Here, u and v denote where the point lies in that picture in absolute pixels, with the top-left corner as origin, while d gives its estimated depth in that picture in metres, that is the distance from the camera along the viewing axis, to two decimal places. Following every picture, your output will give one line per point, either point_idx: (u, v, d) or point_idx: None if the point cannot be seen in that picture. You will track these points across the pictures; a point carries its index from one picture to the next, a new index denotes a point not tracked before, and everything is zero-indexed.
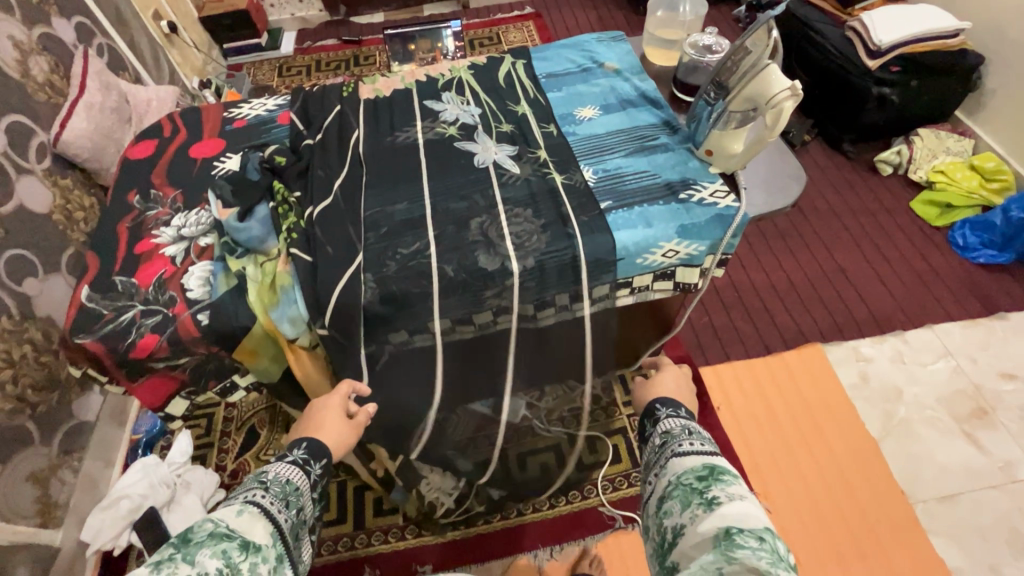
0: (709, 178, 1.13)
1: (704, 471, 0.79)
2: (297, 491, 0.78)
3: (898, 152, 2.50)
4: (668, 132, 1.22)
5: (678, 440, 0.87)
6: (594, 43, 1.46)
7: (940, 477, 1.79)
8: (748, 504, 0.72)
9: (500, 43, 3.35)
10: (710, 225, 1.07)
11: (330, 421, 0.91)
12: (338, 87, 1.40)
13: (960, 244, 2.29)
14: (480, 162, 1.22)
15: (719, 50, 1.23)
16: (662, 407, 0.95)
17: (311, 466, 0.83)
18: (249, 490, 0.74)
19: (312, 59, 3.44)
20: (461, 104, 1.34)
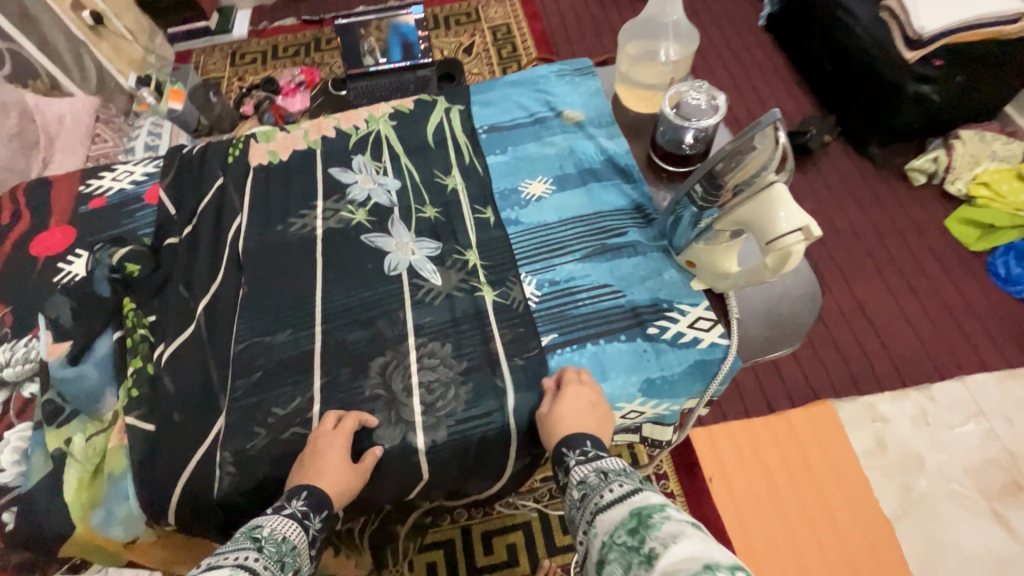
0: (690, 298, 0.84)
1: (633, 522, 0.54)
2: (296, 551, 0.65)
3: (934, 159, 1.99)
4: (639, 224, 0.92)
5: (598, 489, 0.62)
6: (552, 78, 1.13)
7: (966, 568, 1.43)
8: (692, 544, 0.48)
9: (477, 21, 2.91)
10: (686, 376, 0.79)
11: (332, 459, 0.73)
12: (224, 148, 1.10)
13: (1001, 275, 1.84)
14: (392, 267, 0.93)
15: (715, 112, 0.91)
16: (569, 449, 0.70)
17: (311, 521, 0.70)
18: (238, 549, 0.60)
19: (269, 43, 2.58)
20: (374, 174, 1.04)
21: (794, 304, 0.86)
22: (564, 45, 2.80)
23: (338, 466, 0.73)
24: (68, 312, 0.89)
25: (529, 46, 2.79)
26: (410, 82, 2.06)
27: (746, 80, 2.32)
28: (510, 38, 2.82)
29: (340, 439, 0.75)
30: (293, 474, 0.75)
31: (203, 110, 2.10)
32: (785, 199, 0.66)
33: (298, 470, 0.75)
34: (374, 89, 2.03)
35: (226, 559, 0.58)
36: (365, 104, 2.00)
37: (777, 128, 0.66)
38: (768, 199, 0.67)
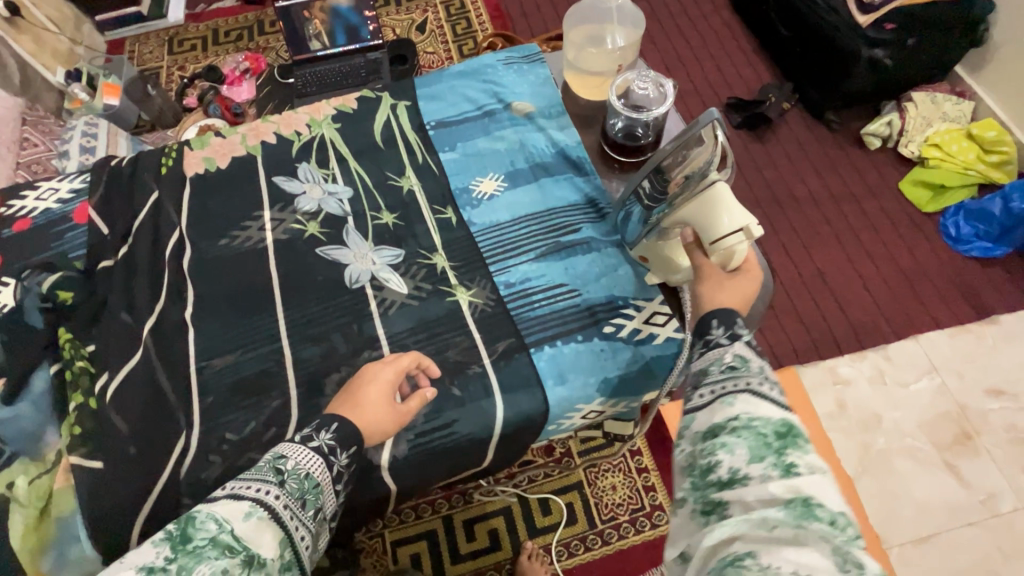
0: (645, 294, 0.84)
1: (783, 426, 0.50)
2: (320, 488, 0.64)
3: (889, 123, 2.02)
4: (593, 219, 0.91)
5: (752, 374, 0.55)
6: (499, 67, 1.09)
7: (918, 513, 1.53)
8: (829, 486, 0.47)
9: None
10: (644, 375, 0.80)
11: (371, 398, 0.72)
12: (156, 157, 1.03)
13: (952, 235, 1.90)
14: (352, 279, 0.90)
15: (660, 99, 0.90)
16: (740, 324, 0.61)
17: (337, 456, 0.66)
18: (259, 481, 0.60)
19: (209, 27, 2.37)
20: (320, 181, 0.99)
21: None
22: (521, 19, 2.71)
23: (381, 396, 0.72)
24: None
25: (484, 21, 2.69)
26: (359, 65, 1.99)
27: (704, 49, 2.29)
28: (465, 13, 2.72)
29: (388, 370, 0.75)
30: (330, 406, 0.72)
31: (143, 106, 1.94)
32: (729, 199, 0.66)
33: (336, 400, 0.73)
34: (322, 76, 1.96)
35: (245, 492, 0.58)
36: (315, 92, 1.95)
37: (714, 125, 0.66)
38: (711, 196, 0.67)
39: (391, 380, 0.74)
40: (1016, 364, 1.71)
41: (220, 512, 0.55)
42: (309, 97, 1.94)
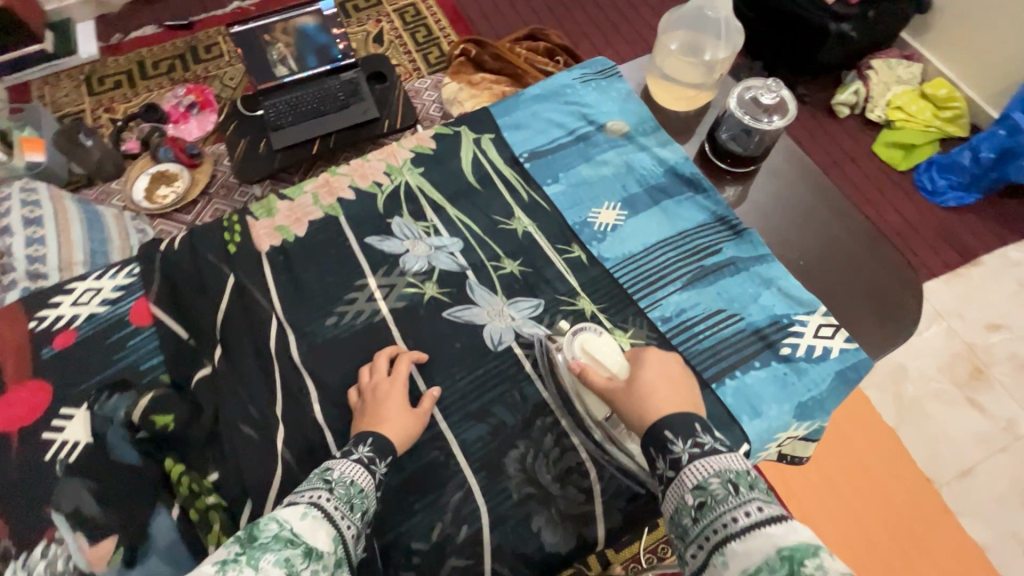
0: (805, 307, 0.83)
1: (783, 568, 0.46)
2: (364, 493, 0.60)
3: (856, 90, 1.93)
4: (729, 237, 0.88)
5: (725, 506, 0.52)
6: (577, 85, 1.02)
7: (957, 448, 1.46)
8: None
9: (380, 4, 2.26)
10: (834, 392, 0.78)
11: (394, 408, 0.71)
12: (216, 234, 0.89)
13: (928, 188, 1.82)
14: (495, 341, 0.82)
15: (779, 110, 0.87)
16: (674, 435, 0.59)
17: (377, 466, 0.64)
18: (310, 488, 0.57)
19: (132, 59, 1.90)
20: (422, 236, 0.90)
21: (890, 288, 0.87)
22: (480, 21, 2.24)
23: (399, 406, 0.71)
24: (92, 493, 0.68)
25: (445, 27, 2.21)
26: (334, 88, 1.67)
27: None
28: (421, 20, 2.22)
29: (390, 379, 0.74)
30: (353, 425, 0.70)
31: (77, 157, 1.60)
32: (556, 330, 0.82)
33: (355, 423, 0.71)
34: (295, 104, 1.64)
35: (300, 496, 0.55)
36: (291, 124, 1.63)
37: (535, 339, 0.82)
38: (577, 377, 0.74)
39: (400, 389, 0.73)
40: (1007, 295, 1.67)
41: (277, 515, 0.51)
42: (288, 130, 1.63)
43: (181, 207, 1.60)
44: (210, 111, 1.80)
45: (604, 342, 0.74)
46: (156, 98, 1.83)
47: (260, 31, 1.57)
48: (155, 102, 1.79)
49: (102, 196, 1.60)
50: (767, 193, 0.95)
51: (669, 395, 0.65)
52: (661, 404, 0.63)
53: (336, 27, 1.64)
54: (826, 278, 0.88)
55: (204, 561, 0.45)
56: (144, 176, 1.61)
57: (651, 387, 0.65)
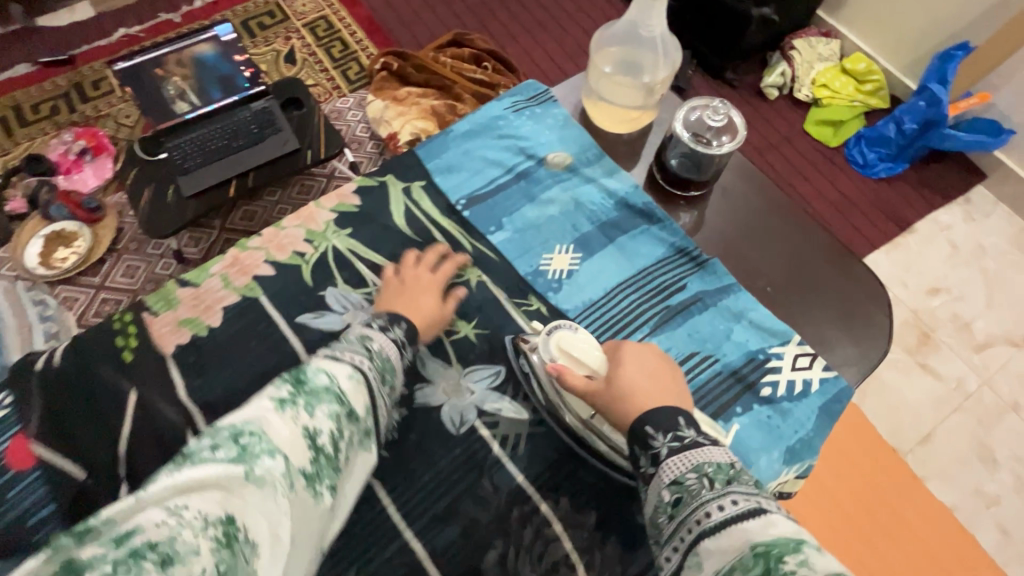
0: (780, 338, 0.78)
1: (757, 565, 0.44)
2: (395, 370, 0.62)
3: (783, 72, 1.86)
4: (692, 269, 0.82)
5: (700, 501, 0.51)
6: (510, 115, 0.93)
7: (918, 414, 1.47)
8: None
9: (286, 19, 1.97)
10: (821, 430, 0.73)
11: (427, 295, 0.75)
12: (107, 339, 0.75)
13: (860, 162, 1.79)
14: (456, 424, 0.72)
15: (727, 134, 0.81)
16: (656, 431, 0.58)
17: (406, 350, 0.66)
18: (350, 350, 0.58)
19: (5, 102, 1.64)
20: (361, 305, 0.79)
21: (861, 302, 0.82)
22: (401, 28, 2.03)
23: (432, 300, 0.75)
24: None
25: (362, 39, 1.98)
26: (244, 119, 1.43)
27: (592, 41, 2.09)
28: (335, 34, 1.97)
29: (425, 270, 0.78)
30: (383, 306, 0.71)
31: None
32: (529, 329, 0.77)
33: (391, 294, 0.74)
34: (203, 142, 1.39)
35: (345, 356, 0.57)
36: (201, 165, 1.38)
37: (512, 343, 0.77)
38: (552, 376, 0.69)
39: (435, 280, 0.77)
40: (941, 259, 1.67)
41: (325, 371, 0.54)
42: (197, 173, 1.37)
43: (83, 269, 1.41)
44: (106, 156, 1.58)
45: (580, 338, 0.69)
46: (41, 146, 1.59)
47: (153, 66, 1.40)
48: (38, 153, 1.55)
49: None
50: (726, 215, 0.88)
51: (653, 389, 0.64)
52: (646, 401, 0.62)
53: (238, 54, 1.45)
54: (799, 302, 0.81)
55: (267, 398, 0.49)
56: (34, 238, 1.41)
57: (635, 385, 0.64)
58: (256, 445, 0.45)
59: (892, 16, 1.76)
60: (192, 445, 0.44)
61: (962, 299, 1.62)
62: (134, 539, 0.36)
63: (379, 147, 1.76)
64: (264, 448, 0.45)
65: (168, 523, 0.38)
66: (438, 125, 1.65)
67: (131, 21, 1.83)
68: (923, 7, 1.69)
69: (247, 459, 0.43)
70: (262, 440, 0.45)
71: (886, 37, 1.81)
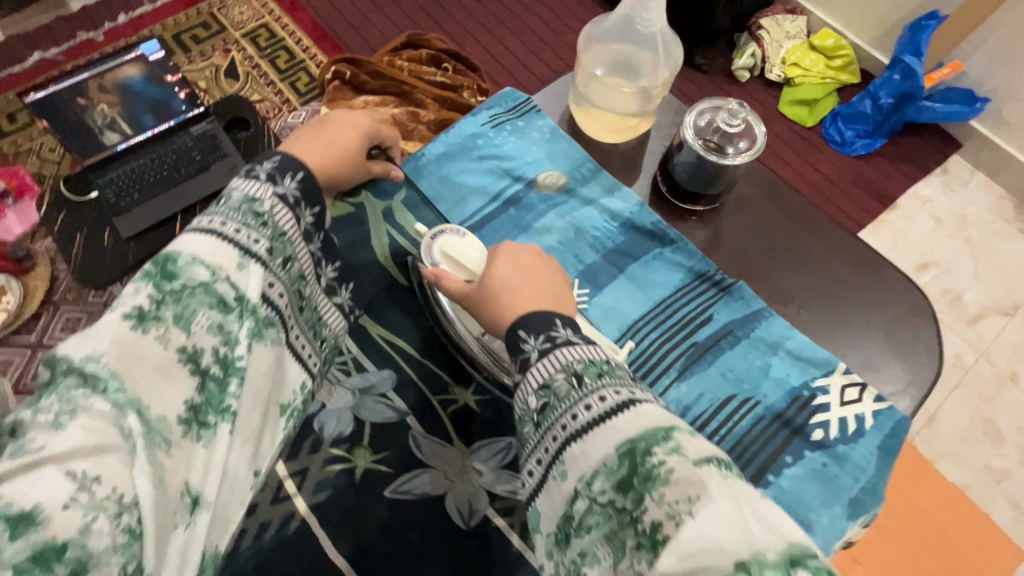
0: (823, 368, 0.69)
1: (623, 466, 0.38)
2: (290, 242, 0.49)
3: (752, 53, 1.77)
4: (716, 294, 0.72)
5: (569, 403, 0.43)
6: (490, 129, 0.81)
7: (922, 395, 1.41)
8: (716, 511, 0.34)
9: (223, 28, 1.78)
10: (884, 471, 0.64)
11: (347, 136, 0.64)
12: None
13: (837, 140, 1.71)
14: (465, 515, 0.61)
15: (738, 150, 0.70)
16: (528, 333, 0.48)
17: (303, 210, 0.51)
18: (231, 216, 0.45)
19: None
20: (338, 377, 0.66)
21: (898, 314, 0.74)
22: (350, 32, 1.86)
23: (353, 140, 0.64)
24: None
25: (309, 47, 1.81)
26: (184, 146, 1.24)
27: (555, 33, 1.98)
28: (278, 42, 1.80)
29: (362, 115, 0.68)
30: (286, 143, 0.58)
31: None
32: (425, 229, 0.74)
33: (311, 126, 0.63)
34: (138, 174, 1.20)
35: (224, 231, 0.43)
36: (138, 202, 1.19)
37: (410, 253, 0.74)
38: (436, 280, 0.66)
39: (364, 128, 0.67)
40: (928, 234, 1.61)
41: (203, 253, 0.41)
42: (135, 211, 1.19)
43: (15, 329, 1.23)
44: (29, 199, 1.35)
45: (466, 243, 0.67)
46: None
47: None
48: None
49: None
50: (743, 229, 0.78)
51: (526, 287, 0.54)
52: (515, 298, 0.53)
53: (168, 73, 1.27)
54: (832, 323, 0.73)
55: (116, 311, 0.36)
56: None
57: (504, 283, 0.55)
58: (124, 389, 0.34)
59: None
60: (52, 375, 0.34)
61: (953, 272, 1.56)
62: (32, 533, 0.29)
63: None
64: (131, 398, 0.35)
65: (78, 504, 0.31)
66: (400, 135, 1.49)
67: (46, 43, 1.62)
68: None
69: (122, 412, 0.34)
70: (127, 386, 0.34)
71: (853, 10, 1.74)
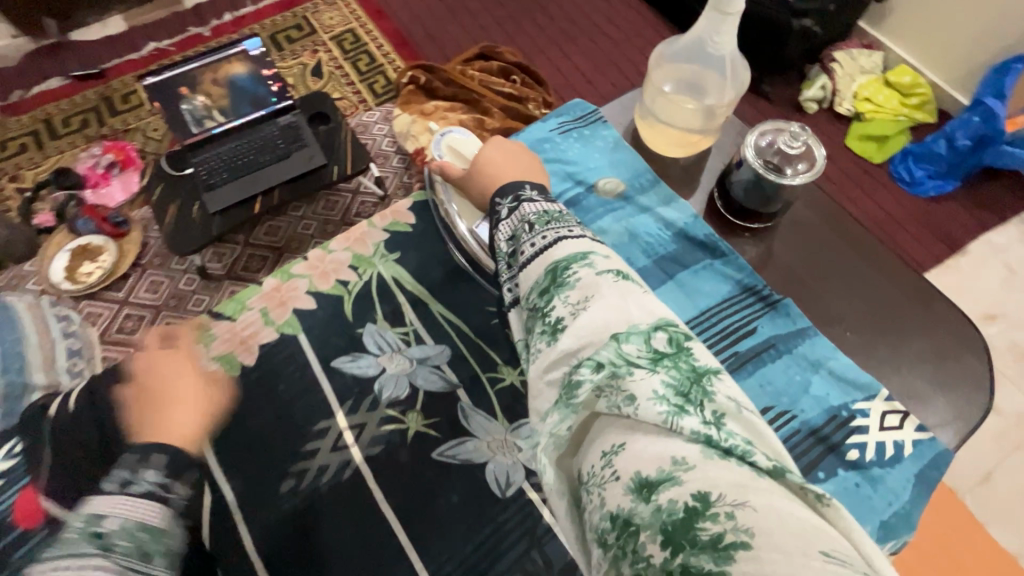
0: (864, 391, 0.69)
1: (547, 280, 0.50)
2: (163, 532, 0.49)
3: (822, 86, 1.76)
4: (760, 308, 0.74)
5: (521, 242, 0.56)
6: (557, 134, 0.87)
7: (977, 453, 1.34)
8: (604, 304, 0.45)
9: (314, 31, 1.95)
10: (919, 499, 0.64)
11: (193, 389, 0.61)
12: (125, 378, 0.70)
13: (906, 180, 1.68)
14: (499, 483, 0.65)
15: (797, 171, 0.72)
16: (503, 199, 0.62)
17: (175, 489, 0.51)
18: (76, 561, 0.44)
19: (38, 116, 1.62)
20: (398, 346, 0.73)
21: (952, 349, 0.74)
22: (427, 41, 1.98)
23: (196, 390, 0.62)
24: None
25: (388, 53, 1.94)
26: (271, 135, 1.37)
27: (623, 54, 2.03)
28: (362, 46, 1.94)
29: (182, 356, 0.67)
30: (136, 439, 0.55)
31: None
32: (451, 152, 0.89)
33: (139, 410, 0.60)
34: (230, 158, 1.34)
35: None
36: (227, 181, 1.33)
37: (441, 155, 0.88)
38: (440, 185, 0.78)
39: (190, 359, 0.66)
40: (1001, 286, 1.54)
41: None
42: (223, 189, 1.32)
43: (108, 284, 1.38)
44: (133, 171, 1.54)
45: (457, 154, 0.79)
46: (70, 158, 1.56)
47: (178, 81, 1.27)
48: (67, 167, 1.52)
49: (15, 282, 1.38)
50: (797, 249, 0.80)
51: (504, 164, 0.68)
52: (496, 174, 0.68)
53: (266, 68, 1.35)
54: (880, 348, 0.74)
55: None
56: (61, 254, 1.39)
57: (489, 160, 0.69)
58: None
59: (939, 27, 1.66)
60: None
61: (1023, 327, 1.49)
62: None
63: (406, 163, 1.71)
64: None
65: None
66: None
67: (161, 35, 1.82)
68: (975, 14, 1.58)
69: None
70: None
71: (934, 49, 1.70)
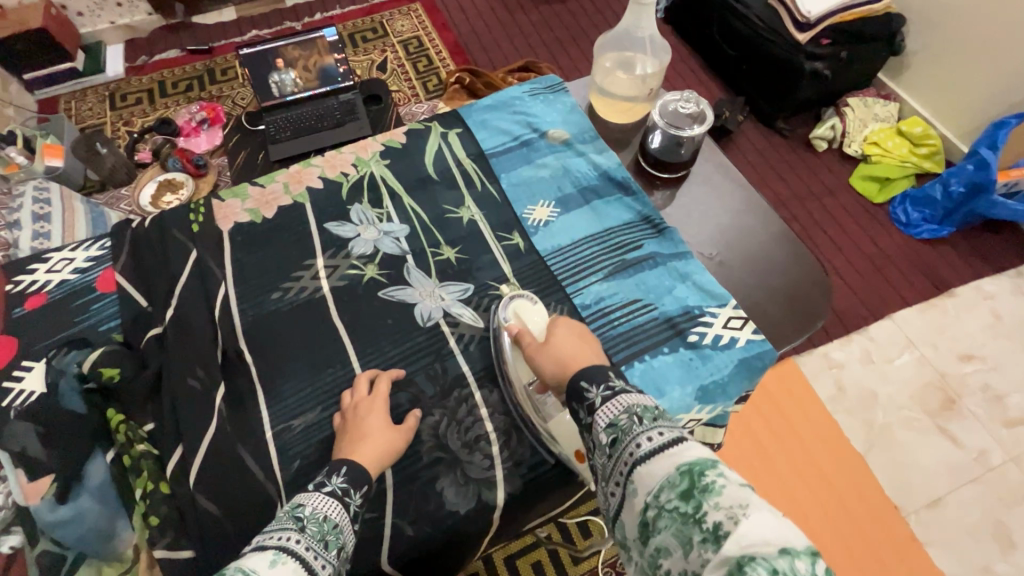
0: (718, 300, 0.88)
1: (684, 481, 0.48)
2: (339, 528, 0.59)
3: (833, 126, 1.84)
4: (653, 235, 0.95)
5: (632, 434, 0.54)
6: (527, 98, 1.12)
7: (929, 475, 1.35)
8: (764, 517, 0.43)
9: (386, 35, 2.31)
10: (738, 375, 0.82)
11: (375, 426, 0.73)
12: (183, 214, 0.97)
13: (902, 221, 1.73)
14: (424, 317, 0.88)
15: (697, 124, 0.96)
16: (591, 386, 0.61)
17: (351, 497, 0.63)
18: (279, 530, 0.55)
19: (154, 79, 2.04)
20: (374, 222, 0.98)
21: (797, 283, 0.94)
22: (480, 53, 2.31)
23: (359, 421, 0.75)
24: (36, 435, 0.74)
25: (445, 58, 2.27)
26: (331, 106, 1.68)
27: None
28: (423, 51, 2.28)
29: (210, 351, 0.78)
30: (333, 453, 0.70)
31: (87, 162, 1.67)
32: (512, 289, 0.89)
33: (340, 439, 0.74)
34: (293, 121, 1.64)
35: (268, 541, 0.52)
36: (290, 138, 1.63)
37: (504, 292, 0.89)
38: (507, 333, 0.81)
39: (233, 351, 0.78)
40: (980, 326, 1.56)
41: (245, 564, 0.49)
42: (283, 143, 1.62)
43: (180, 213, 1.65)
44: (218, 127, 1.88)
45: (535, 308, 0.82)
46: (174, 112, 1.95)
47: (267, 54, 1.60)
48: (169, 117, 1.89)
49: (111, 202, 1.68)
50: (692, 198, 1.02)
51: (581, 349, 0.69)
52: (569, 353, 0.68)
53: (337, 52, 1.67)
54: (738, 274, 0.94)
55: None
56: (151, 183, 1.67)
57: (565, 344, 0.70)
58: None
59: (950, 81, 1.75)
60: None
61: (998, 370, 1.49)
62: None
63: None
64: None
65: None
66: None
67: (262, 26, 2.22)
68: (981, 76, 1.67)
69: None
70: None
71: (945, 104, 1.79)
